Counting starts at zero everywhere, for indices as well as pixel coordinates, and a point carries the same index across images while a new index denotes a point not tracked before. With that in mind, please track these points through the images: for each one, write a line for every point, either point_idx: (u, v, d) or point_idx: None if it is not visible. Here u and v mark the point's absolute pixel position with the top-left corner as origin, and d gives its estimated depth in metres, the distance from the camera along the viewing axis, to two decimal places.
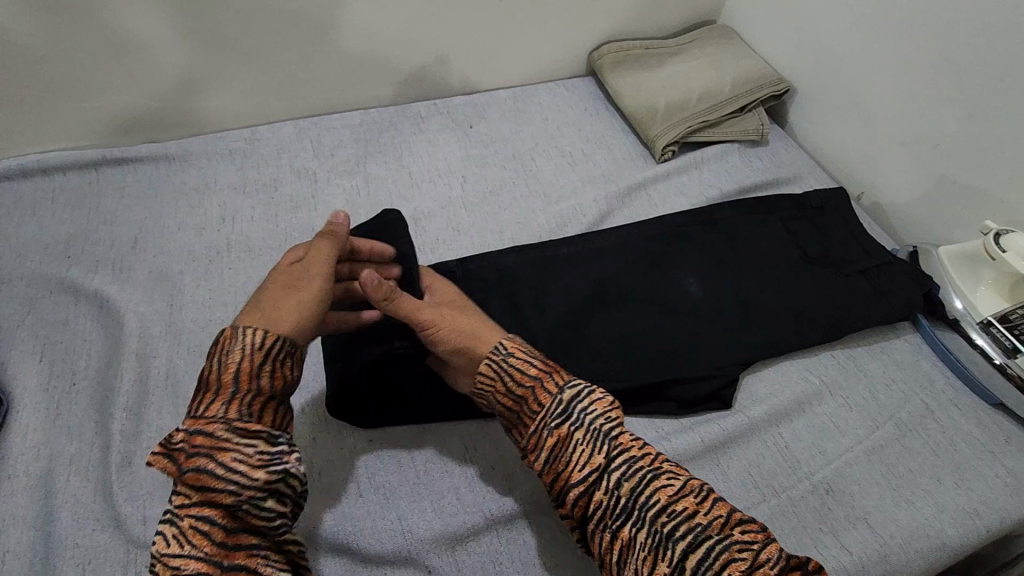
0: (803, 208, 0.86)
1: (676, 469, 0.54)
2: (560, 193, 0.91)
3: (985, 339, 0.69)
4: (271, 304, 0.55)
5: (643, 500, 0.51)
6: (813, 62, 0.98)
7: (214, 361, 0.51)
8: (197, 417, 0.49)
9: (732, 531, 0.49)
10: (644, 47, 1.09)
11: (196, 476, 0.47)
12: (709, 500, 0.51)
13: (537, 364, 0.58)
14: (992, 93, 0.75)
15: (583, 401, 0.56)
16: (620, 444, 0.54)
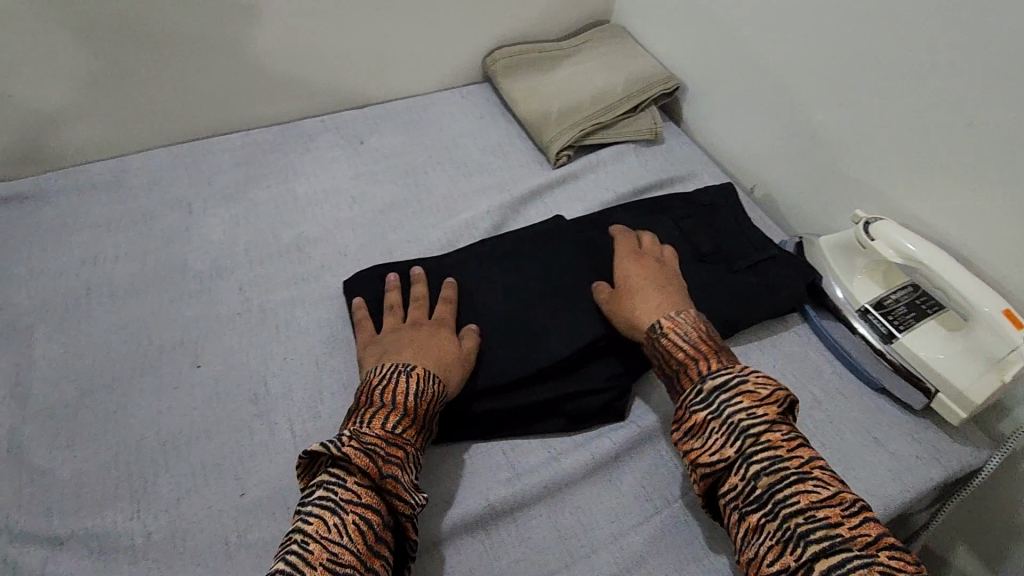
0: (694, 206, 0.86)
1: (827, 478, 0.52)
2: (452, 206, 0.88)
3: (865, 326, 0.71)
4: (446, 354, 0.64)
5: (782, 497, 0.51)
6: (700, 59, 0.99)
7: (408, 387, 0.58)
8: (389, 430, 0.56)
9: (878, 553, 0.47)
10: (537, 50, 1.07)
11: (391, 483, 0.53)
12: (858, 516, 0.49)
13: (712, 341, 0.62)
14: (854, 82, 0.76)
15: (727, 392, 0.56)
16: (766, 440, 0.54)
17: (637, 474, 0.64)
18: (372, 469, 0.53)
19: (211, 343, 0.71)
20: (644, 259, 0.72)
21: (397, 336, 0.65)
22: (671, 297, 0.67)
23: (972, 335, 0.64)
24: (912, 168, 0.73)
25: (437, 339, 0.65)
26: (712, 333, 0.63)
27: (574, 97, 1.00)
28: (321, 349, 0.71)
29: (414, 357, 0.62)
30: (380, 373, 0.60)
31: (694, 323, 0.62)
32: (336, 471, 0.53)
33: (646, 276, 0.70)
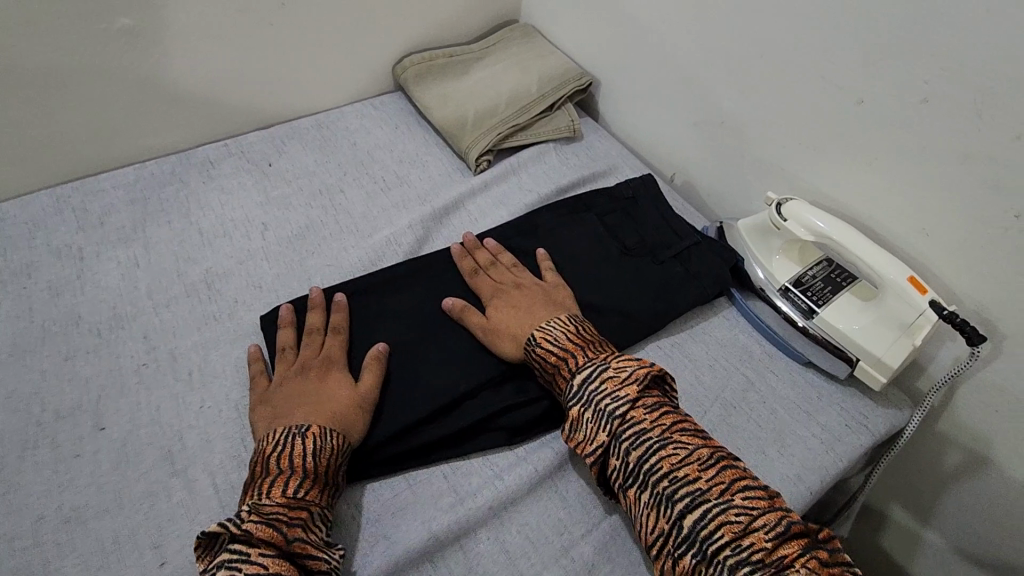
0: (616, 201, 0.86)
1: (686, 439, 0.56)
2: (371, 224, 0.85)
3: (787, 304, 0.72)
4: (346, 403, 0.61)
5: (650, 467, 0.55)
6: (609, 53, 0.99)
7: (305, 450, 0.56)
8: (289, 496, 0.53)
9: (733, 496, 0.52)
10: (447, 54, 1.05)
11: (301, 546, 0.51)
12: (716, 467, 0.54)
13: (582, 338, 0.65)
14: (754, 68, 0.78)
15: (592, 381, 0.60)
16: (630, 417, 0.58)
17: (581, 480, 0.63)
18: (278, 537, 0.50)
19: (114, 401, 0.65)
20: (503, 283, 0.74)
21: (294, 389, 0.62)
22: (539, 305, 0.71)
23: (883, 304, 0.67)
24: (814, 146, 0.75)
25: (334, 387, 0.62)
26: (581, 329, 0.67)
27: (488, 101, 0.98)
28: (239, 392, 0.67)
29: (308, 415, 0.59)
30: (273, 439, 0.57)
31: (563, 327, 0.66)
32: (237, 546, 0.50)
33: (511, 298, 0.72)
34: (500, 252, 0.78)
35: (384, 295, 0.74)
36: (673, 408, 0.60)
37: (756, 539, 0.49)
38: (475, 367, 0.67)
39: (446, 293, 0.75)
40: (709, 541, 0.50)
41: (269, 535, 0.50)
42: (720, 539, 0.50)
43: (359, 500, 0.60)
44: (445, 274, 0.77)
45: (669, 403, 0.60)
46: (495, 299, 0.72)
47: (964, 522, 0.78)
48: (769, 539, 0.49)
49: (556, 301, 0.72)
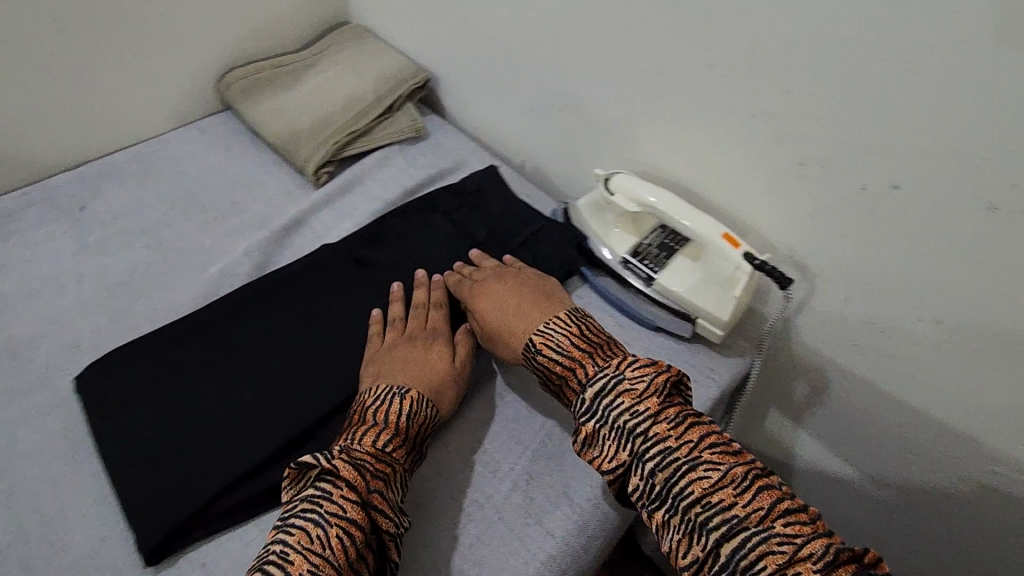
0: (461, 196, 0.85)
1: (716, 457, 0.53)
2: (205, 257, 0.79)
3: (629, 275, 0.75)
4: (440, 374, 0.65)
5: (678, 491, 0.52)
6: (439, 46, 0.97)
7: (402, 411, 0.60)
8: (376, 448, 0.57)
9: (774, 523, 0.49)
10: (273, 66, 0.99)
11: (376, 500, 0.54)
12: (752, 489, 0.51)
13: (589, 341, 0.63)
14: (566, 49, 0.80)
15: (606, 398, 0.58)
16: (653, 434, 0.55)
17: (444, 488, 0.62)
18: (360, 483, 0.54)
19: None
20: (488, 281, 0.72)
21: (395, 355, 0.66)
22: (533, 305, 0.68)
23: (708, 263, 0.71)
24: (631, 119, 0.78)
25: (436, 354, 0.67)
26: (586, 328, 0.65)
27: (321, 109, 0.94)
28: (59, 467, 0.60)
29: (410, 379, 0.63)
30: (373, 395, 0.61)
31: (563, 330, 0.64)
32: (323, 484, 0.54)
33: (500, 297, 0.70)
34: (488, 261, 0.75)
35: (221, 332, 0.69)
36: (700, 419, 0.57)
37: (803, 569, 0.46)
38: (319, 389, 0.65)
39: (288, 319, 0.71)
40: (751, 572, 0.47)
41: (355, 479, 0.54)
42: (763, 570, 0.47)
43: (207, 557, 0.56)
44: (286, 299, 0.73)
45: (696, 416, 0.57)
46: (483, 300, 0.70)
47: (819, 444, 0.85)
48: (817, 569, 0.46)
49: (551, 299, 0.69)
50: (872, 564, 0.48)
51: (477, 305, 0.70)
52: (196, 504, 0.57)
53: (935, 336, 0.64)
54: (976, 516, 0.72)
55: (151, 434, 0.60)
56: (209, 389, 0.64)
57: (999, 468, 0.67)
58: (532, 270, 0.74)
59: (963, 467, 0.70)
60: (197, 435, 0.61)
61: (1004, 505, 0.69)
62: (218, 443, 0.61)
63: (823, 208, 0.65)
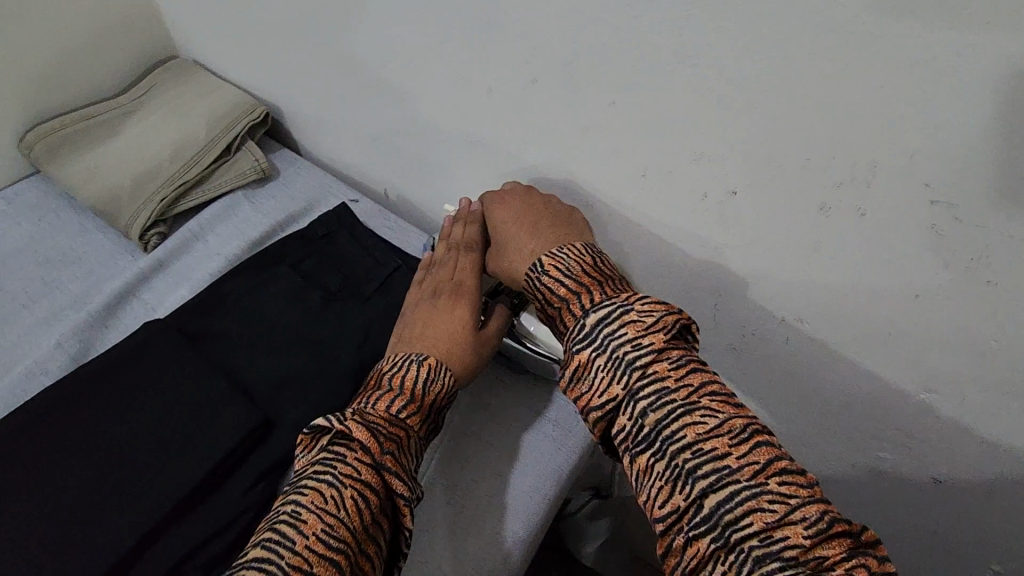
0: (310, 242, 0.77)
1: (716, 405, 0.47)
2: (7, 355, 0.68)
3: None
4: (457, 339, 0.63)
5: (669, 435, 0.47)
6: (273, 77, 0.89)
7: (420, 377, 0.59)
8: (389, 414, 0.56)
9: (768, 480, 0.43)
10: (86, 117, 0.88)
11: (390, 461, 0.52)
12: (750, 442, 0.45)
13: (601, 274, 0.57)
14: (396, 73, 0.73)
15: (610, 324, 0.51)
16: (652, 371, 0.49)
17: None
18: (373, 445, 0.52)
19: None
20: (508, 194, 0.68)
21: (419, 313, 0.66)
22: (552, 236, 0.62)
23: None
24: (476, 142, 0.72)
25: (459, 311, 0.65)
26: (599, 261, 0.59)
27: (145, 161, 0.83)
28: None
29: (428, 346, 0.62)
30: (392, 359, 0.61)
31: (575, 256, 0.58)
32: (337, 447, 0.52)
33: (514, 214, 0.65)
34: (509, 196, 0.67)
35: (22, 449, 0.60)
36: (705, 365, 0.51)
37: (791, 533, 0.41)
38: (122, 524, 0.57)
39: (109, 419, 0.62)
40: (734, 528, 0.43)
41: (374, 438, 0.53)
42: (749, 528, 0.42)
43: None
44: (106, 392, 0.64)
45: (701, 359, 0.51)
46: (502, 214, 0.66)
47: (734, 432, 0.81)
48: (807, 534, 0.41)
49: (570, 229, 0.63)
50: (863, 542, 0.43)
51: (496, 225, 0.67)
52: None
53: (801, 335, 0.62)
54: (869, 499, 0.72)
55: None
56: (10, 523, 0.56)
57: (884, 453, 0.66)
58: (558, 205, 0.66)
59: (852, 454, 0.69)
60: (86, 505, 0.58)
61: (894, 488, 0.68)
62: None
63: (669, 218, 0.62)
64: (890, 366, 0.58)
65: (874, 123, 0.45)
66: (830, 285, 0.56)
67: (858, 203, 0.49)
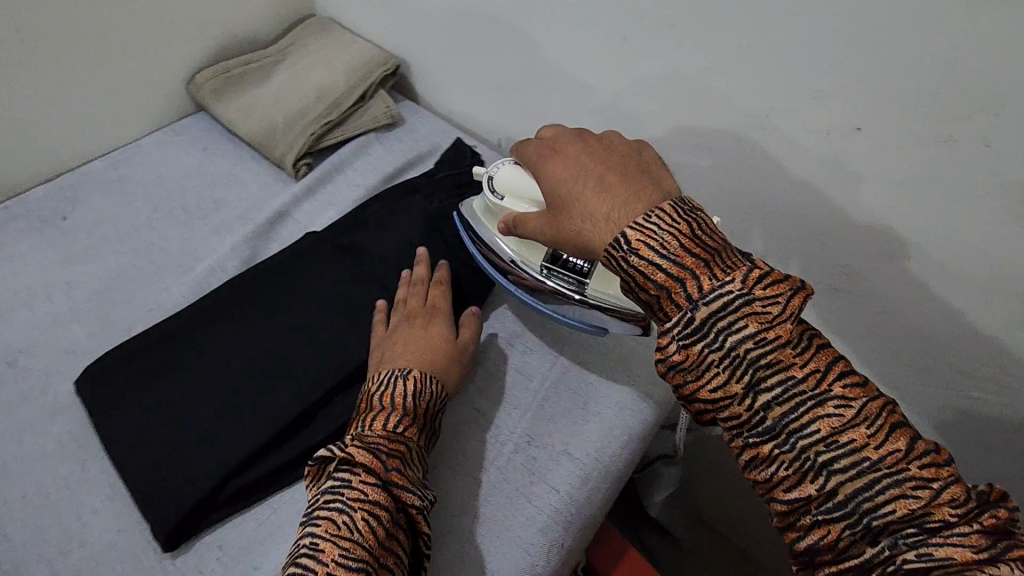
0: (442, 177, 0.86)
1: (849, 392, 0.44)
2: (192, 256, 0.80)
3: (553, 281, 0.66)
4: (440, 356, 0.65)
5: (798, 427, 0.44)
6: (405, 32, 0.98)
7: (407, 392, 0.60)
8: (390, 435, 0.57)
9: (909, 465, 0.42)
10: (243, 63, 0.99)
11: (397, 477, 0.54)
12: (885, 429, 0.43)
13: (702, 246, 0.47)
14: (528, 25, 0.80)
15: (725, 317, 0.46)
16: (777, 363, 0.45)
17: (448, 452, 0.64)
18: (377, 466, 0.54)
19: None
20: (567, 143, 0.59)
21: (391, 339, 0.67)
22: (630, 193, 0.52)
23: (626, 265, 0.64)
24: (600, 87, 0.79)
25: (435, 334, 0.67)
26: (698, 227, 0.48)
27: (295, 102, 0.94)
28: (69, 468, 0.61)
29: (410, 360, 0.64)
30: (378, 381, 0.62)
31: (669, 226, 0.48)
32: (341, 474, 0.53)
33: (579, 168, 0.56)
34: (570, 152, 0.58)
35: (212, 322, 0.71)
36: (828, 342, 0.47)
37: (937, 511, 0.41)
38: (301, 387, 0.66)
39: (278, 308, 0.72)
40: (874, 514, 0.42)
41: (377, 460, 0.54)
42: (890, 514, 0.41)
43: (222, 539, 0.58)
44: (277, 286, 0.74)
45: (825, 337, 0.47)
46: (564, 175, 0.57)
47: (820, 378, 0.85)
48: (951, 512, 0.41)
49: (646, 179, 0.54)
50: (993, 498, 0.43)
51: (560, 184, 0.56)
52: (227, 468, 0.60)
53: (908, 271, 0.66)
54: (957, 441, 0.75)
55: (154, 424, 0.63)
56: (194, 386, 0.65)
57: (976, 393, 0.70)
58: (625, 152, 0.56)
59: (945, 396, 0.73)
60: (273, 369, 0.67)
61: (982, 428, 0.72)
62: (223, 429, 0.63)
63: (790, 154, 0.67)
64: (997, 301, 0.62)
65: (1006, 59, 0.50)
66: (945, 219, 0.60)
67: (984, 134, 0.54)
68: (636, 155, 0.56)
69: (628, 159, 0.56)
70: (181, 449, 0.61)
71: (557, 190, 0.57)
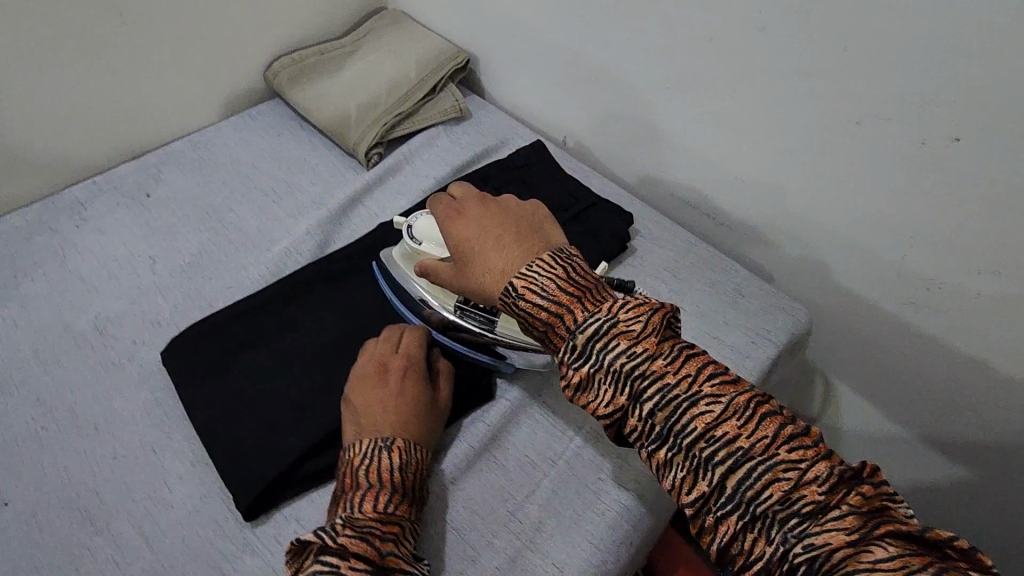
0: (511, 170, 0.87)
1: (717, 389, 0.45)
2: (268, 237, 0.82)
3: (466, 321, 0.67)
4: (420, 416, 0.61)
5: (678, 429, 0.45)
6: (477, 28, 0.98)
7: (393, 464, 0.56)
8: (378, 514, 0.53)
9: (778, 450, 0.43)
10: (319, 52, 1.01)
11: (392, 560, 0.51)
12: (755, 419, 0.44)
13: (575, 287, 0.52)
14: (606, 23, 0.80)
15: (600, 339, 0.48)
16: (652, 372, 0.46)
17: (516, 443, 0.65)
18: (370, 550, 0.50)
19: (40, 460, 0.62)
20: (467, 204, 0.62)
21: (371, 400, 0.61)
22: (519, 246, 0.56)
23: None
24: (678, 88, 0.77)
25: (415, 393, 0.62)
26: (574, 268, 0.53)
27: (367, 93, 0.96)
28: (154, 434, 0.64)
29: (392, 424, 0.59)
30: (358, 451, 0.57)
31: (548, 272, 0.52)
32: (329, 558, 0.49)
33: (480, 227, 0.59)
34: (464, 208, 0.62)
35: (289, 303, 0.72)
36: (699, 349, 0.48)
37: (809, 492, 0.41)
38: None
39: (352, 292, 0.73)
40: (756, 502, 0.42)
41: (368, 546, 0.50)
42: (769, 498, 0.42)
43: (299, 513, 0.60)
44: (352, 271, 0.75)
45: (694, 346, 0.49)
46: (463, 230, 0.60)
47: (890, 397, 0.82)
48: (821, 491, 0.41)
49: (535, 236, 0.58)
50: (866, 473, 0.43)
51: (459, 239, 0.60)
52: (308, 443, 0.61)
53: (999, 289, 0.63)
54: None
55: (237, 396, 0.65)
56: (274, 363, 0.67)
57: None
58: (515, 206, 0.61)
59: None
60: (349, 350, 0.68)
61: None
62: (302, 405, 0.64)
63: (877, 163, 0.65)
64: None
65: None
66: None
67: None
68: (525, 211, 0.61)
69: (518, 215, 0.60)
70: (261, 423, 0.63)
71: (458, 244, 0.60)
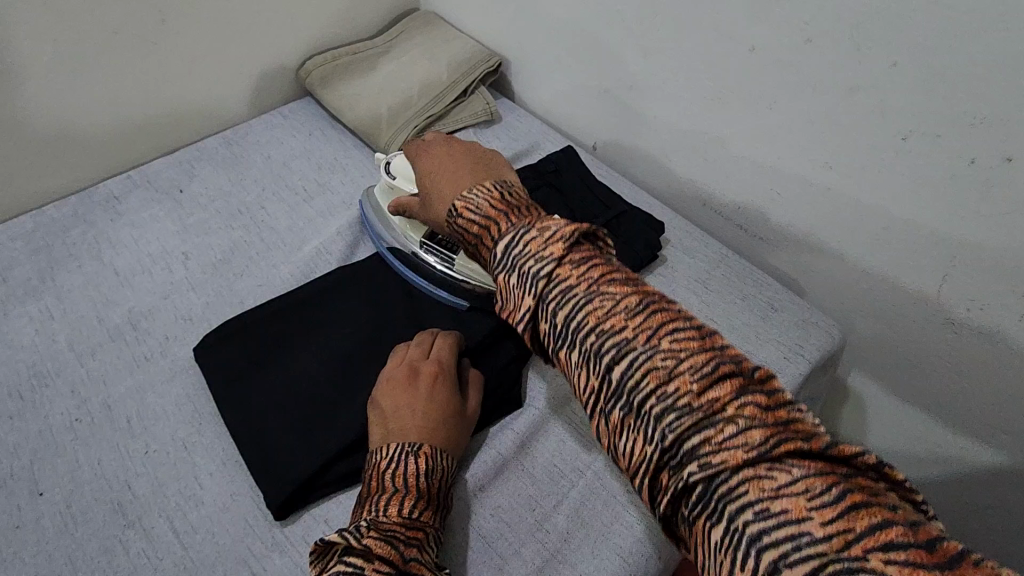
0: (542, 175, 0.86)
1: (612, 288, 0.47)
2: (299, 237, 0.83)
3: (428, 254, 0.73)
4: (448, 422, 0.60)
5: (574, 325, 0.47)
6: (510, 31, 0.98)
7: (420, 470, 0.56)
8: (404, 519, 0.53)
9: (660, 341, 0.44)
10: (351, 52, 1.02)
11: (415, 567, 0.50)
12: (643, 315, 0.45)
13: (507, 204, 0.57)
14: (645, 30, 0.79)
15: (515, 244, 0.51)
16: (557, 275, 0.48)
17: (544, 453, 0.65)
18: (394, 555, 0.50)
19: (74, 452, 0.63)
20: (434, 142, 0.68)
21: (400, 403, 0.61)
22: (470, 176, 0.63)
23: None
24: (716, 98, 0.77)
25: (444, 398, 0.61)
26: (510, 194, 0.58)
27: (399, 94, 0.96)
28: (186, 430, 0.65)
29: (420, 430, 0.59)
30: (385, 455, 0.57)
31: (486, 193, 0.58)
32: (353, 561, 0.49)
33: (442, 164, 0.65)
34: (433, 148, 0.68)
35: (320, 303, 0.73)
36: (606, 260, 0.50)
37: (683, 385, 0.42)
38: None
39: (382, 294, 0.73)
40: (636, 393, 0.43)
41: (391, 550, 0.50)
42: (646, 388, 0.43)
43: (327, 515, 0.60)
44: (382, 273, 0.76)
45: (601, 255, 0.50)
46: (428, 166, 0.66)
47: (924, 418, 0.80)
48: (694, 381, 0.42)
49: (488, 168, 0.64)
50: (762, 379, 0.43)
51: (424, 174, 0.66)
52: (337, 445, 0.61)
53: None
54: None
55: (269, 396, 0.65)
56: (304, 363, 0.68)
57: None
58: (477, 148, 0.67)
59: None
60: (379, 353, 0.68)
61: None
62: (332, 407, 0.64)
63: (922, 181, 0.64)
64: None
65: None
66: None
67: None
68: (484, 153, 0.67)
69: (476, 155, 0.66)
70: (291, 423, 0.63)
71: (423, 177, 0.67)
